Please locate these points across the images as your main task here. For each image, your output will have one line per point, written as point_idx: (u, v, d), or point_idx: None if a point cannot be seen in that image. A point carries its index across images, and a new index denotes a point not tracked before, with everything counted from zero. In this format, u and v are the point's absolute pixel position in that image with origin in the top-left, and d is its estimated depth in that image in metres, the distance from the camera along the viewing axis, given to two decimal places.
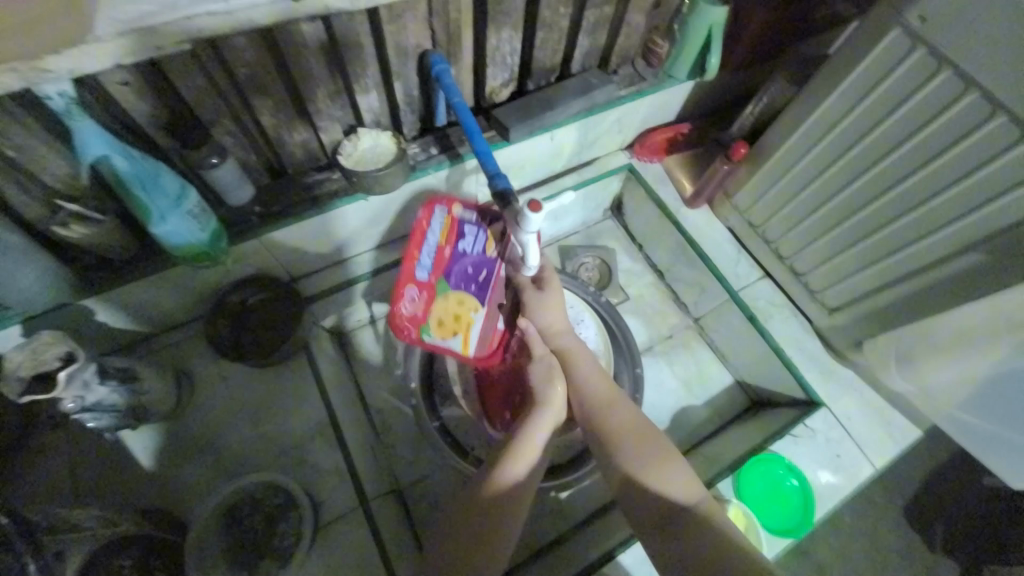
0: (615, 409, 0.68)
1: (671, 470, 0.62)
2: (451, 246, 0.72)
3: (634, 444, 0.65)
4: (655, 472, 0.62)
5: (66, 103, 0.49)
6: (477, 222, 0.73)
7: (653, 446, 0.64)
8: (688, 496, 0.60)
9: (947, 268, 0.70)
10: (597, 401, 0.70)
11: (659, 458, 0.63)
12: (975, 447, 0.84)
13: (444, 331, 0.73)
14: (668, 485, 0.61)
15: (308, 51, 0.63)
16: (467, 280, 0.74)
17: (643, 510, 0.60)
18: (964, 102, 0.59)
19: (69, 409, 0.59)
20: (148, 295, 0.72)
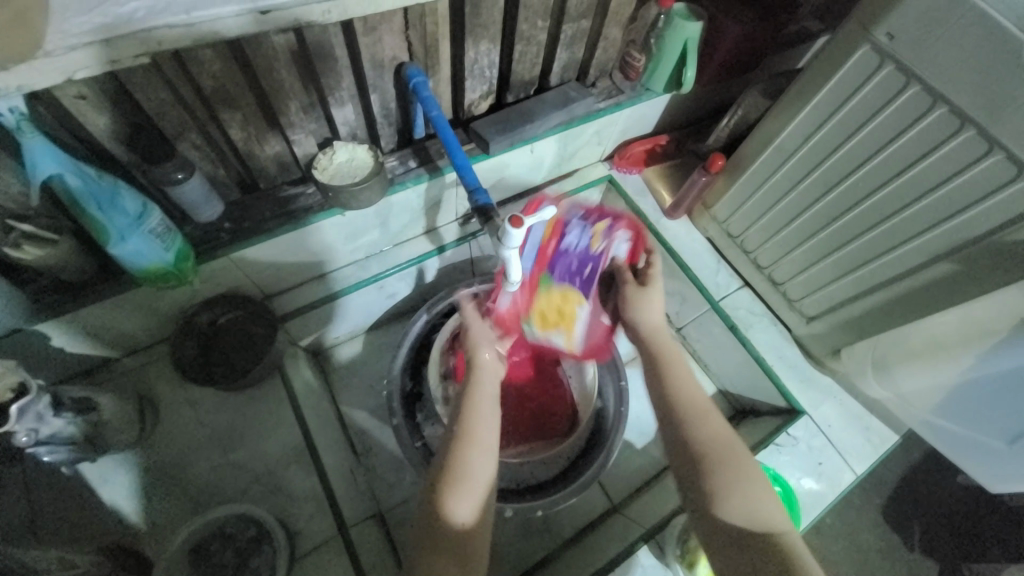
0: (700, 420, 0.61)
1: (749, 494, 0.55)
2: (556, 240, 0.70)
3: (722, 455, 0.58)
4: (736, 488, 0.56)
5: (18, 120, 0.46)
6: (580, 216, 0.70)
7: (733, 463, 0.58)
8: (768, 522, 0.53)
9: (919, 277, 0.72)
10: (687, 403, 0.63)
11: (736, 479, 0.56)
12: (949, 451, 0.87)
13: (546, 325, 0.77)
14: (747, 505, 0.55)
15: (279, 62, 0.61)
16: (573, 276, 0.71)
17: (722, 523, 0.54)
18: (931, 116, 0.61)
19: (22, 444, 0.55)
20: (110, 317, 0.68)
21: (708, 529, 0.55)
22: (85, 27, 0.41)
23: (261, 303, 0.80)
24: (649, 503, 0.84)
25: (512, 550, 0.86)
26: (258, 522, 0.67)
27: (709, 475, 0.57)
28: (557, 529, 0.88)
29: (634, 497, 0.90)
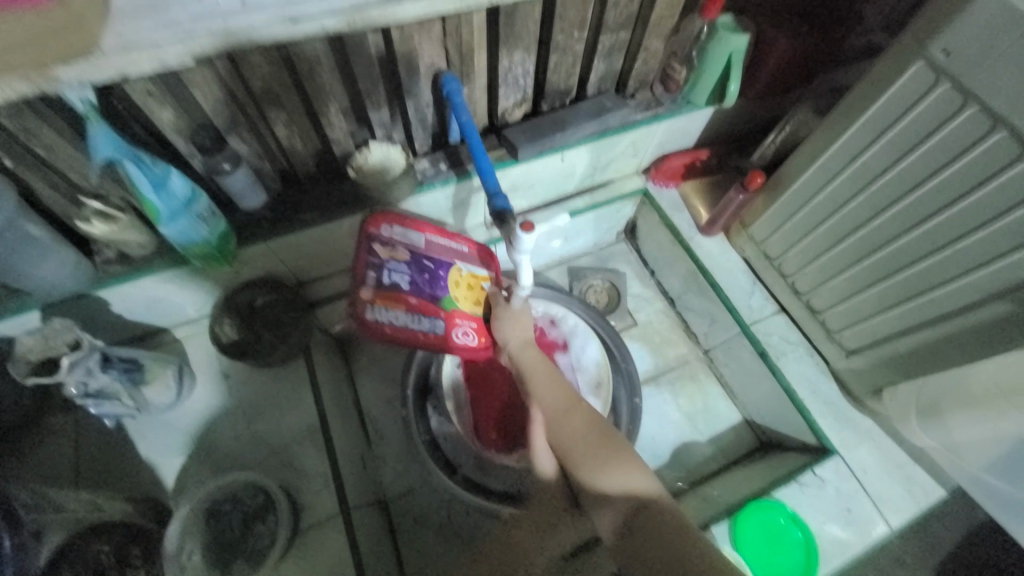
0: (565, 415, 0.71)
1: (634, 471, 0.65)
2: (409, 296, 0.74)
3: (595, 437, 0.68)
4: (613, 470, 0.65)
5: (87, 109, 0.53)
6: (376, 267, 0.73)
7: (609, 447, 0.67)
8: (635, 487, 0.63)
9: (971, 317, 0.65)
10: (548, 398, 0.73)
11: (613, 461, 0.66)
12: (1003, 514, 0.78)
13: (479, 292, 0.81)
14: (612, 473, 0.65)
15: (321, 67, 0.65)
16: (435, 282, 0.77)
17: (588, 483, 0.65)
18: (990, 141, 0.55)
19: (72, 394, 0.63)
20: (161, 290, 0.76)
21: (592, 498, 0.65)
22: (140, 31, 0.46)
23: (295, 290, 0.85)
24: None
25: None
26: (265, 491, 0.72)
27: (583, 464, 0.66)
28: None
29: None
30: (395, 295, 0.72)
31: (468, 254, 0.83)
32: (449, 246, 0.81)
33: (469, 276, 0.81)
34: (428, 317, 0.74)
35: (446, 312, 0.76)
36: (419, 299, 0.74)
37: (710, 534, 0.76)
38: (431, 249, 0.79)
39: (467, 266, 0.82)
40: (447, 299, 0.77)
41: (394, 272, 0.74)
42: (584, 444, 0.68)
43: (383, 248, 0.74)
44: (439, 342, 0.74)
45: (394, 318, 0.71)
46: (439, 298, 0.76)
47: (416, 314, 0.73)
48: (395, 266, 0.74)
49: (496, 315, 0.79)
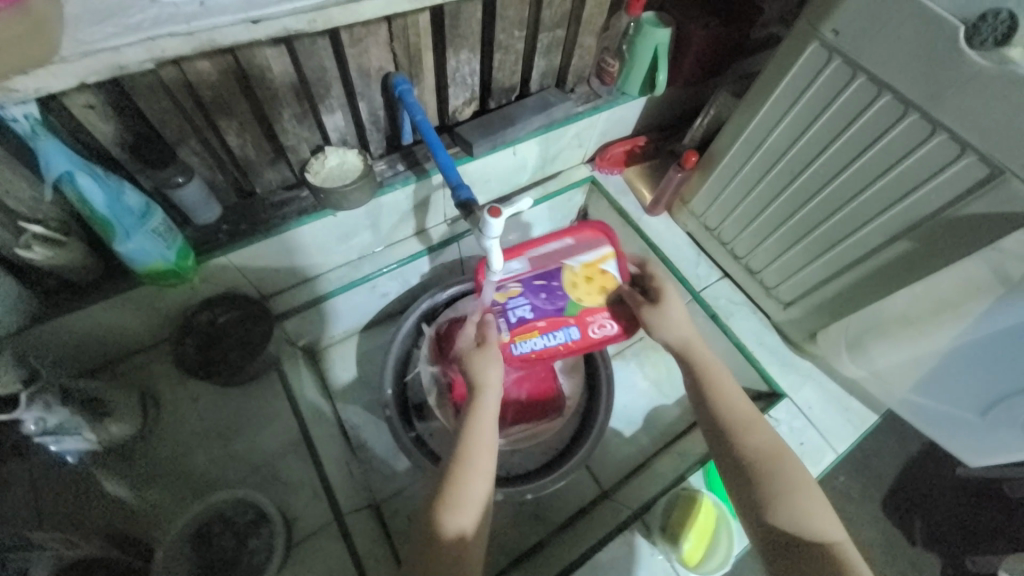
0: (751, 432, 0.67)
1: (819, 510, 0.60)
2: (534, 326, 0.83)
3: (775, 468, 0.63)
4: (795, 504, 0.60)
5: (32, 125, 0.51)
6: (500, 313, 0.83)
7: (792, 479, 0.62)
8: (825, 535, 0.58)
9: (878, 258, 0.76)
10: (738, 414, 0.68)
11: (794, 495, 0.61)
12: (929, 428, 0.91)
13: (602, 278, 0.84)
14: (805, 516, 0.59)
15: (273, 74, 0.65)
16: (554, 296, 0.84)
17: (773, 529, 0.60)
18: (878, 104, 0.66)
19: (30, 432, 0.60)
20: (116, 316, 0.73)
21: (769, 534, 0.60)
22: (98, 37, 0.46)
23: (258, 302, 0.83)
24: (640, 487, 0.88)
25: (507, 538, 0.89)
26: (256, 506, 0.72)
27: (771, 485, 0.62)
28: (549, 515, 0.92)
29: (624, 482, 0.94)
30: (526, 327, 0.82)
31: (574, 245, 0.89)
32: (555, 251, 0.89)
33: (586, 269, 0.85)
34: (560, 329, 0.83)
35: (575, 317, 0.83)
36: (546, 319, 0.83)
37: (688, 483, 0.82)
38: (534, 269, 0.87)
39: (579, 259, 0.86)
40: (571, 305, 0.83)
41: (516, 309, 0.83)
42: (764, 469, 0.64)
43: (499, 294, 0.85)
44: (581, 345, 0.84)
45: (535, 345, 0.83)
46: (563, 308, 0.83)
47: (549, 334, 0.83)
48: (516, 304, 0.84)
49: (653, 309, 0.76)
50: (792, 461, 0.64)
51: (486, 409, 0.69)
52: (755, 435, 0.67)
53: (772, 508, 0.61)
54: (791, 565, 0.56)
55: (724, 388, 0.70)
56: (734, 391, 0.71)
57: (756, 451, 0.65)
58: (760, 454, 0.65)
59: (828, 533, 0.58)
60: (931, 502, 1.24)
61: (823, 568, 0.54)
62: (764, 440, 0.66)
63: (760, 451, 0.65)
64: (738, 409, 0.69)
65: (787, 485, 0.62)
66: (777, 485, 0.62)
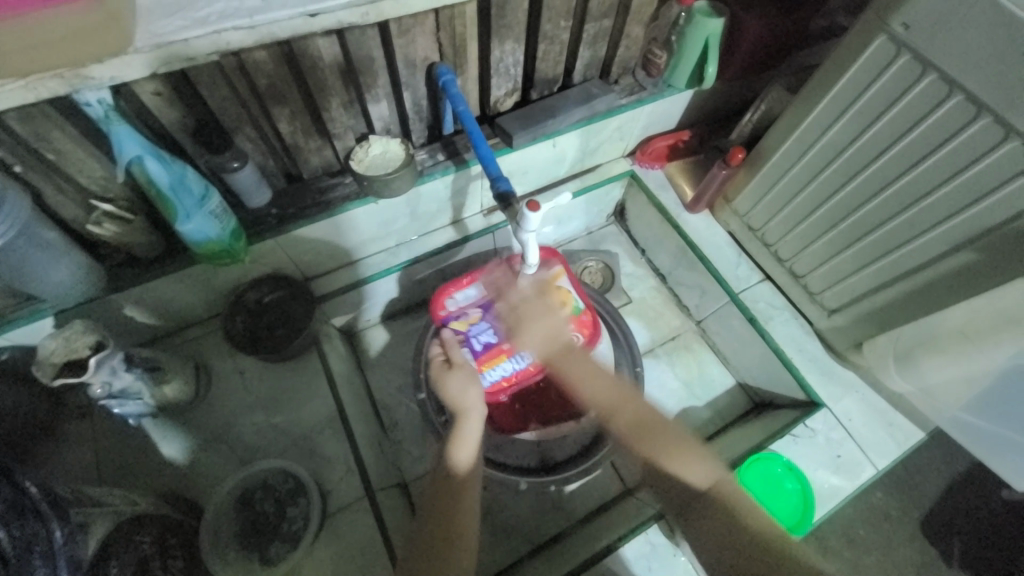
0: (614, 411, 0.79)
1: (695, 459, 0.73)
2: (502, 350, 0.85)
3: (660, 434, 0.75)
4: (674, 459, 0.73)
5: (105, 110, 0.55)
6: (467, 338, 0.86)
7: (680, 439, 0.75)
8: (712, 480, 0.71)
9: (938, 267, 0.72)
10: (599, 398, 0.80)
11: (681, 451, 0.73)
12: (980, 450, 0.86)
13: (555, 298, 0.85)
14: (693, 471, 0.72)
15: (323, 64, 0.67)
16: (514, 315, 0.86)
17: (681, 492, 0.74)
18: (948, 104, 0.61)
19: (97, 394, 0.65)
20: (173, 291, 0.77)
21: (675, 492, 0.75)
22: (169, 28, 0.49)
23: (302, 282, 0.87)
24: None
25: (528, 526, 0.91)
26: (295, 476, 0.76)
27: (662, 451, 0.74)
28: (570, 507, 0.93)
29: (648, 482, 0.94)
30: (492, 354, 0.85)
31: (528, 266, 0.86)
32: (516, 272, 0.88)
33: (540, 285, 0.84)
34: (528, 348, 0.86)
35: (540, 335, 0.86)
36: (512, 341, 0.85)
37: None
38: (490, 291, 0.87)
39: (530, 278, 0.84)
40: (534, 323, 0.85)
41: (481, 334, 0.85)
42: (649, 435, 0.76)
43: (457, 322, 0.87)
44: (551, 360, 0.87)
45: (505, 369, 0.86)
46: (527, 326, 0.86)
47: (518, 356, 0.86)
48: (477, 329, 0.86)
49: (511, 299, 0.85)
50: (658, 419, 0.77)
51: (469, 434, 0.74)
52: (626, 410, 0.79)
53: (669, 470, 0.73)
54: (704, 524, 0.71)
55: (576, 377, 0.81)
56: (579, 368, 0.82)
57: (631, 423, 0.78)
58: (644, 425, 0.77)
59: (721, 479, 0.71)
60: (976, 526, 1.17)
61: (714, 511, 0.70)
62: (632, 414, 0.79)
63: (631, 424, 0.78)
64: (594, 393, 0.81)
65: (673, 440, 0.75)
66: (669, 452, 0.74)
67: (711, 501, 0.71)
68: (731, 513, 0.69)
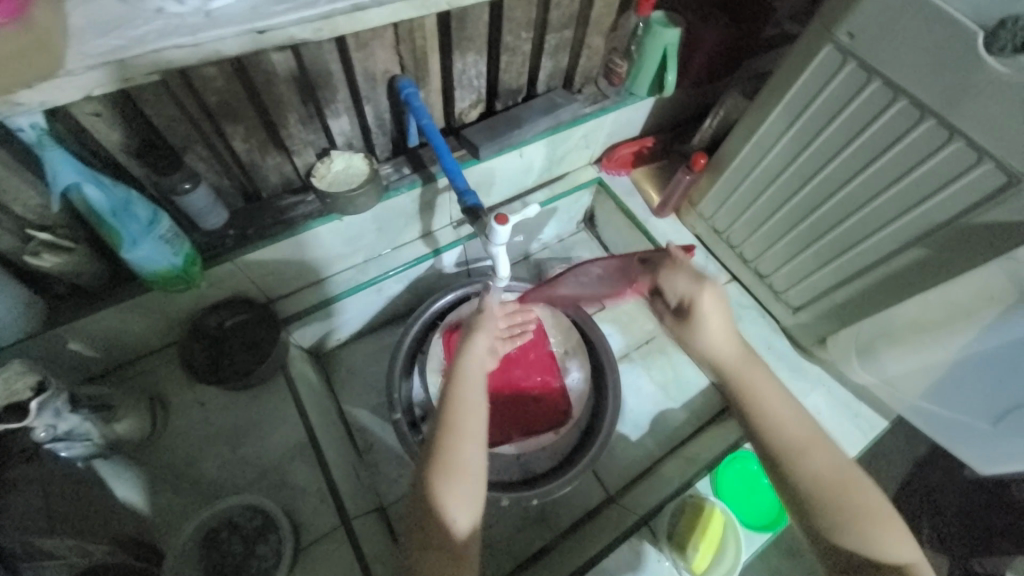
0: (811, 453, 0.57)
1: (891, 532, 0.54)
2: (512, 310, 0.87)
3: (844, 489, 0.56)
4: (869, 536, 0.54)
5: (38, 134, 0.52)
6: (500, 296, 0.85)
7: (864, 504, 0.55)
8: (900, 560, 0.53)
9: (891, 264, 0.75)
10: (795, 442, 0.58)
11: (874, 520, 0.54)
12: (941, 435, 0.90)
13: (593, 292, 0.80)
14: (892, 545, 0.54)
15: (278, 79, 0.65)
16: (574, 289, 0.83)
17: (857, 556, 0.54)
18: (893, 109, 0.65)
19: (40, 439, 0.60)
20: (124, 322, 0.73)
21: (840, 556, 0.55)
22: (105, 49, 0.47)
23: (266, 306, 0.84)
24: (645, 491, 0.88)
25: (513, 541, 0.90)
26: (264, 511, 0.72)
27: (828, 514, 0.55)
28: (553, 520, 0.92)
29: (630, 487, 0.94)
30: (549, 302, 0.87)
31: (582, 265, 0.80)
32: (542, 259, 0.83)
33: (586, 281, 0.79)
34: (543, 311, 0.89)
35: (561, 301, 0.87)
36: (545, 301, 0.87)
37: (694, 489, 0.83)
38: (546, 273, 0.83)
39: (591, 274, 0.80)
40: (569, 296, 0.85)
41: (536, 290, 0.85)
42: (829, 488, 0.55)
43: None
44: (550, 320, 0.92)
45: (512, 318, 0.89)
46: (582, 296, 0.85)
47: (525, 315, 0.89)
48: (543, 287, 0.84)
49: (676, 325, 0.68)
50: (861, 484, 0.56)
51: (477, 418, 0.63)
52: (812, 456, 0.57)
53: (834, 539, 0.55)
54: None
55: (772, 402, 0.60)
56: (774, 392, 0.61)
57: (816, 475, 0.56)
58: (825, 483, 0.56)
59: (905, 560, 0.53)
60: (939, 505, 1.23)
61: None
62: (822, 463, 0.56)
63: (823, 479, 0.56)
64: (794, 424, 0.59)
65: (860, 506, 0.55)
66: (852, 520, 0.54)
67: None
68: None
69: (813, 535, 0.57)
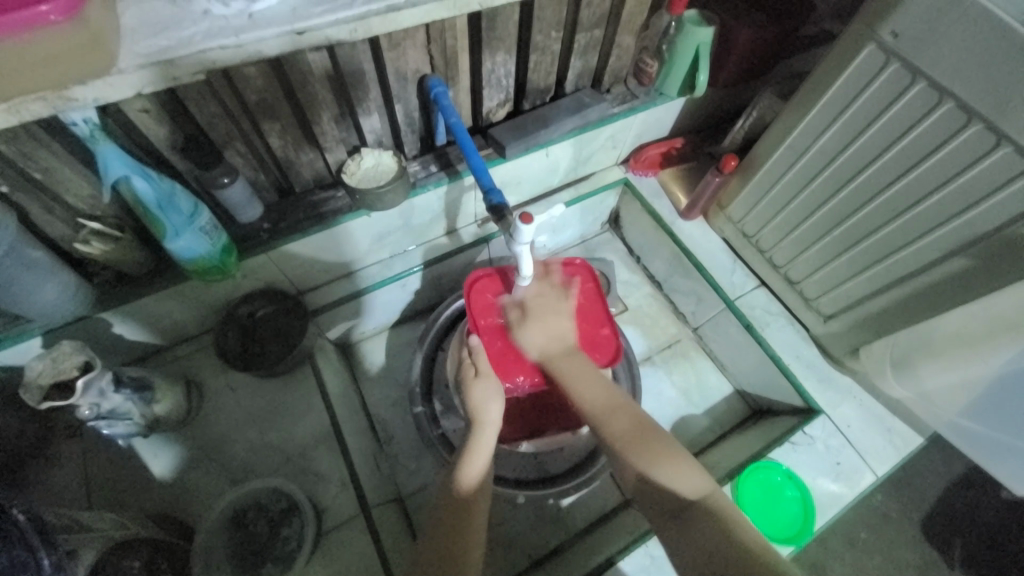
0: (613, 416, 0.68)
1: (680, 470, 0.60)
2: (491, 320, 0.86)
3: (639, 444, 0.64)
4: (651, 470, 0.60)
5: (90, 129, 0.55)
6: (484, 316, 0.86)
7: (655, 449, 0.62)
8: (698, 494, 0.57)
9: (933, 274, 0.72)
10: (589, 397, 0.70)
11: (657, 456, 0.61)
12: (977, 454, 0.86)
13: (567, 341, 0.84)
14: (678, 481, 0.58)
15: (313, 78, 0.67)
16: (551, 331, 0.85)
17: (659, 501, 0.58)
18: (938, 112, 0.62)
19: (85, 415, 0.64)
20: (162, 308, 0.76)
21: (656, 503, 0.59)
22: (153, 48, 0.50)
23: (295, 297, 0.86)
24: None
25: (527, 538, 0.91)
26: (288, 496, 0.75)
27: (636, 458, 0.62)
28: (569, 521, 0.92)
29: None
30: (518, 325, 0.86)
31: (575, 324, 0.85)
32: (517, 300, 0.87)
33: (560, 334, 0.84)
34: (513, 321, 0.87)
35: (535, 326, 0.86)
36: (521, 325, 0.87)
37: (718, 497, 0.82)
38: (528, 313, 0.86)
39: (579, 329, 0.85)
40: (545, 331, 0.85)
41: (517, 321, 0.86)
42: (628, 436, 0.65)
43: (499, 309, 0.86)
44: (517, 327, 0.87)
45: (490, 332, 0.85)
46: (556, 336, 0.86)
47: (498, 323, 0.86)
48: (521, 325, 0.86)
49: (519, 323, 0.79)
50: (654, 436, 0.64)
51: (485, 440, 0.72)
52: (611, 419, 0.67)
53: (647, 479, 0.60)
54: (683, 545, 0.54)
55: (570, 375, 0.73)
56: (590, 385, 0.71)
57: (612, 426, 0.67)
58: (630, 431, 0.65)
59: (705, 493, 0.57)
60: (976, 528, 1.17)
61: (708, 531, 0.52)
62: (616, 423, 0.67)
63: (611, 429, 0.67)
64: (588, 395, 0.70)
65: (640, 448, 0.63)
66: (651, 455, 0.62)
67: (706, 524, 0.53)
68: (723, 526, 0.52)
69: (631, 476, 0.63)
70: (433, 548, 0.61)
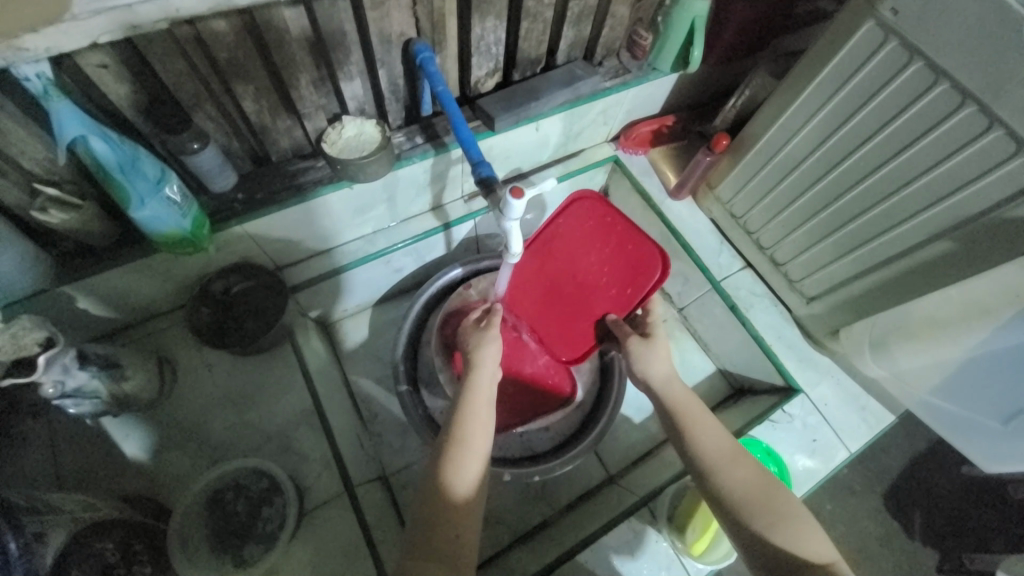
0: (734, 467, 0.65)
1: (809, 535, 0.59)
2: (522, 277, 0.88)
3: (764, 494, 0.62)
4: (786, 532, 0.59)
5: (44, 85, 0.50)
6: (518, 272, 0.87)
7: (779, 508, 0.61)
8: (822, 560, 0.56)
9: (915, 257, 0.73)
10: (719, 453, 0.66)
11: (785, 518, 0.60)
12: (945, 429, 0.89)
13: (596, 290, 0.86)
14: (798, 543, 0.58)
15: (290, 37, 0.62)
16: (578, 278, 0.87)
17: (765, 560, 0.57)
18: (934, 92, 0.61)
19: (49, 394, 0.61)
20: (130, 282, 0.72)
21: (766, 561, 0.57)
22: None
23: (273, 274, 0.83)
24: (645, 474, 0.90)
25: (511, 516, 0.91)
26: (269, 475, 0.74)
27: (758, 517, 0.60)
28: (553, 497, 0.94)
29: (632, 468, 0.95)
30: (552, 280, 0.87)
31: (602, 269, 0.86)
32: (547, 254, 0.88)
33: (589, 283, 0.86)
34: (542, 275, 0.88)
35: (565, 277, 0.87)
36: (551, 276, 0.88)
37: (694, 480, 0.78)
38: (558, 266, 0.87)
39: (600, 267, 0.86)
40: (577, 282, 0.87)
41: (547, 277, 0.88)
42: (752, 491, 0.62)
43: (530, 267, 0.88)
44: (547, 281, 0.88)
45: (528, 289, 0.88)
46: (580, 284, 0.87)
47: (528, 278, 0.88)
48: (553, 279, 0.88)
49: (634, 351, 0.77)
50: (781, 493, 0.62)
51: (479, 389, 0.71)
52: (738, 468, 0.64)
53: (767, 537, 0.58)
54: None
55: (698, 417, 0.70)
56: (717, 429, 0.69)
57: (740, 481, 0.63)
58: (752, 485, 0.63)
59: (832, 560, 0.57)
60: (934, 500, 1.23)
61: None
62: (741, 474, 0.64)
63: (736, 488, 0.63)
64: (710, 441, 0.67)
65: (762, 499, 0.62)
66: (774, 512, 0.60)
67: None
68: None
69: (746, 539, 0.60)
70: (427, 522, 0.59)
